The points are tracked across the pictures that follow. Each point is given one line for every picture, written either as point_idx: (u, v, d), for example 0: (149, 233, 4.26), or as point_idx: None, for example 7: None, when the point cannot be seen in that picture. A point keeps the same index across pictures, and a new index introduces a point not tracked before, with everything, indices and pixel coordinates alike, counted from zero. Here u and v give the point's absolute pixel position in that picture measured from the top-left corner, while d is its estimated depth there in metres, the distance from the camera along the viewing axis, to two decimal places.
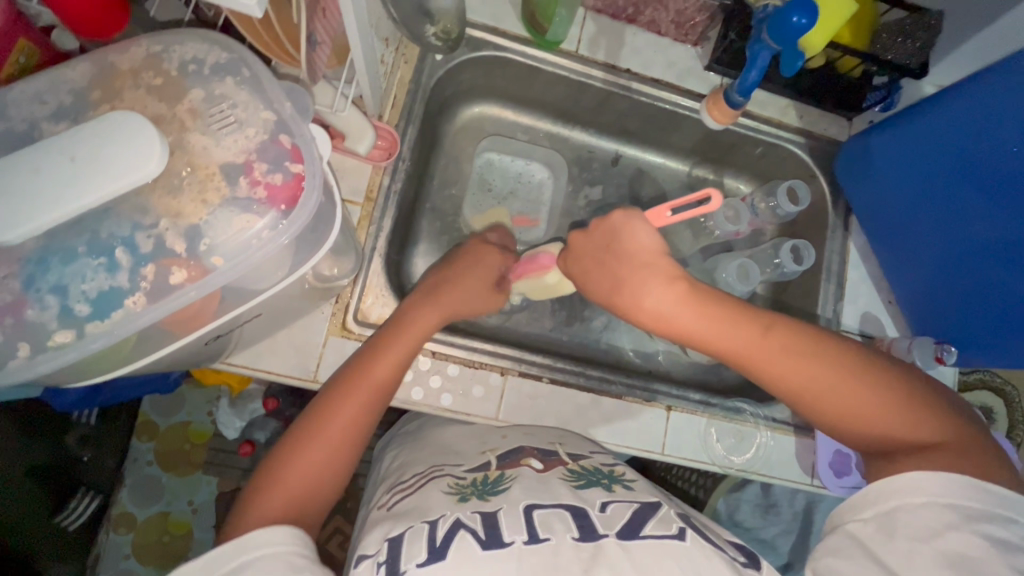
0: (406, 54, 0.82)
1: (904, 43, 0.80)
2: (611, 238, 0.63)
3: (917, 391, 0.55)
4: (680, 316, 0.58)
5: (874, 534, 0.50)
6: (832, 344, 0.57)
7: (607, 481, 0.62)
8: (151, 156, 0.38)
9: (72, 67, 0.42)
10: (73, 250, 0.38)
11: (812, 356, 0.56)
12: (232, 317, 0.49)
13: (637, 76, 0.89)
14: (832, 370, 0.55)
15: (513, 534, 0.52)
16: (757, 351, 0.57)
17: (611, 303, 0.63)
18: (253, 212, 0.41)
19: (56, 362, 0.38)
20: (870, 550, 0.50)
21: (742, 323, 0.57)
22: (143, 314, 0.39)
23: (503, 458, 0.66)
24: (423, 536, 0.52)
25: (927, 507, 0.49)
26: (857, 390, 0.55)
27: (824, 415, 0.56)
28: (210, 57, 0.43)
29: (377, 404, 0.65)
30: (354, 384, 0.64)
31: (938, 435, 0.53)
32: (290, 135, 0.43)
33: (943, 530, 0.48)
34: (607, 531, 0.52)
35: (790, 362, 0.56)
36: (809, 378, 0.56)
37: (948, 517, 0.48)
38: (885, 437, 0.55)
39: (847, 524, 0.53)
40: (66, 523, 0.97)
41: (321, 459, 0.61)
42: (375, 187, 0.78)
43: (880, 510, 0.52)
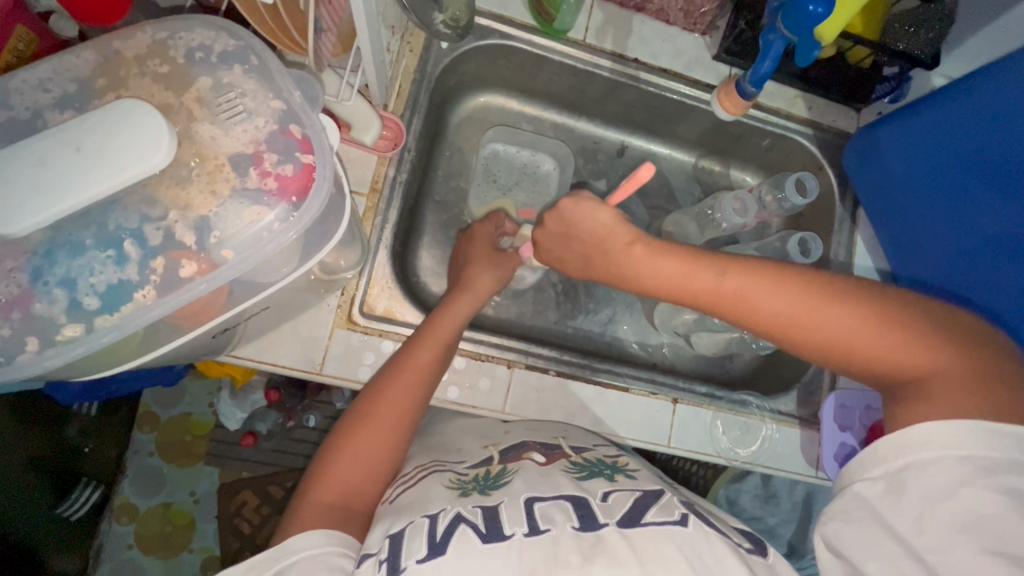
0: (411, 43, 0.81)
1: (916, 34, 0.79)
2: (567, 224, 0.65)
3: (900, 313, 0.53)
4: (649, 271, 0.61)
5: (882, 493, 0.49)
6: (800, 278, 0.55)
7: (609, 472, 0.62)
8: (159, 147, 0.37)
9: (77, 54, 0.41)
10: (80, 242, 0.38)
11: (785, 286, 0.55)
12: (240, 310, 0.48)
13: (644, 66, 0.88)
14: (808, 299, 0.54)
15: (513, 526, 0.51)
16: (729, 289, 0.57)
17: (592, 272, 0.68)
18: (263, 204, 0.40)
19: (65, 357, 0.37)
20: (878, 512, 0.49)
21: (700, 269, 0.58)
22: (153, 307, 0.39)
23: (505, 453, 0.67)
24: (422, 533, 0.51)
25: (938, 463, 0.47)
26: (843, 315, 0.53)
27: (812, 347, 0.55)
28: (218, 44, 0.42)
29: (412, 402, 0.65)
30: (391, 386, 0.65)
31: (940, 358, 0.50)
32: (300, 125, 0.42)
33: (962, 488, 0.46)
34: (608, 520, 0.52)
35: (764, 295, 0.55)
36: (787, 308, 0.55)
37: (961, 473, 0.46)
38: (882, 361, 0.52)
39: (856, 484, 0.52)
40: (68, 514, 0.97)
41: (365, 454, 0.61)
42: (380, 178, 0.77)
43: (892, 469, 0.50)
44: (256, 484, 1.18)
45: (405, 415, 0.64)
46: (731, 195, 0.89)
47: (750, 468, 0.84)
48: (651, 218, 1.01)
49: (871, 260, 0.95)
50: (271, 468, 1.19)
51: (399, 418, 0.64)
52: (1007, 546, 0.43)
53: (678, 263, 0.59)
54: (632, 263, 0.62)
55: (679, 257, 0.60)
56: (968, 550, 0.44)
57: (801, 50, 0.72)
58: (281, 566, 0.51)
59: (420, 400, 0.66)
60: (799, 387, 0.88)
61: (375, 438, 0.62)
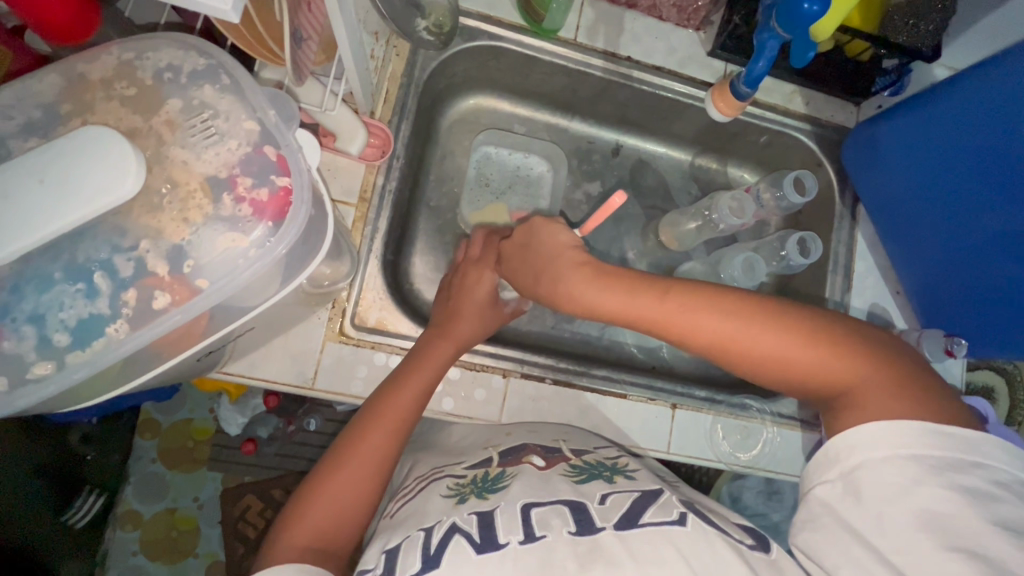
0: (397, 47, 0.79)
1: (916, 25, 0.76)
2: (532, 237, 0.64)
3: (833, 330, 0.53)
4: (593, 296, 0.58)
5: (842, 496, 0.48)
6: (738, 297, 0.55)
7: (608, 474, 0.61)
8: (127, 174, 0.35)
9: (40, 78, 0.39)
10: (48, 276, 0.36)
11: (714, 307, 0.55)
12: (224, 334, 0.47)
13: (637, 64, 0.86)
14: (742, 318, 0.54)
15: (508, 535, 0.50)
16: (661, 312, 0.56)
17: (538, 294, 0.63)
18: (239, 231, 0.39)
19: (36, 395, 0.36)
20: (841, 517, 0.47)
21: (642, 291, 0.57)
22: (126, 341, 0.37)
23: (505, 455, 0.65)
24: (416, 547, 0.51)
25: (890, 462, 0.47)
26: (773, 334, 0.53)
27: (751, 365, 0.55)
28: (187, 64, 0.41)
29: (388, 442, 0.63)
30: (378, 420, 0.64)
31: (860, 370, 0.51)
32: (275, 146, 0.41)
33: (919, 485, 0.45)
34: (605, 524, 0.50)
35: (695, 317, 0.55)
36: (719, 332, 0.54)
37: (913, 472, 0.46)
38: (808, 376, 0.53)
39: (815, 490, 0.51)
40: (73, 522, 0.97)
41: (343, 496, 0.60)
42: (369, 187, 0.75)
43: (845, 472, 0.49)
44: (261, 490, 1.18)
45: (386, 453, 0.63)
46: (727, 194, 0.88)
47: (750, 472, 0.83)
48: (647, 218, 0.99)
49: (873, 257, 0.93)
50: (273, 473, 1.18)
51: (382, 459, 0.63)
52: (968, 541, 0.43)
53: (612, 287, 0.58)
54: (571, 289, 0.59)
55: (612, 281, 0.58)
56: (931, 549, 0.43)
57: (796, 51, 0.70)
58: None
59: (406, 435, 0.65)
60: None
61: (357, 479, 0.61)
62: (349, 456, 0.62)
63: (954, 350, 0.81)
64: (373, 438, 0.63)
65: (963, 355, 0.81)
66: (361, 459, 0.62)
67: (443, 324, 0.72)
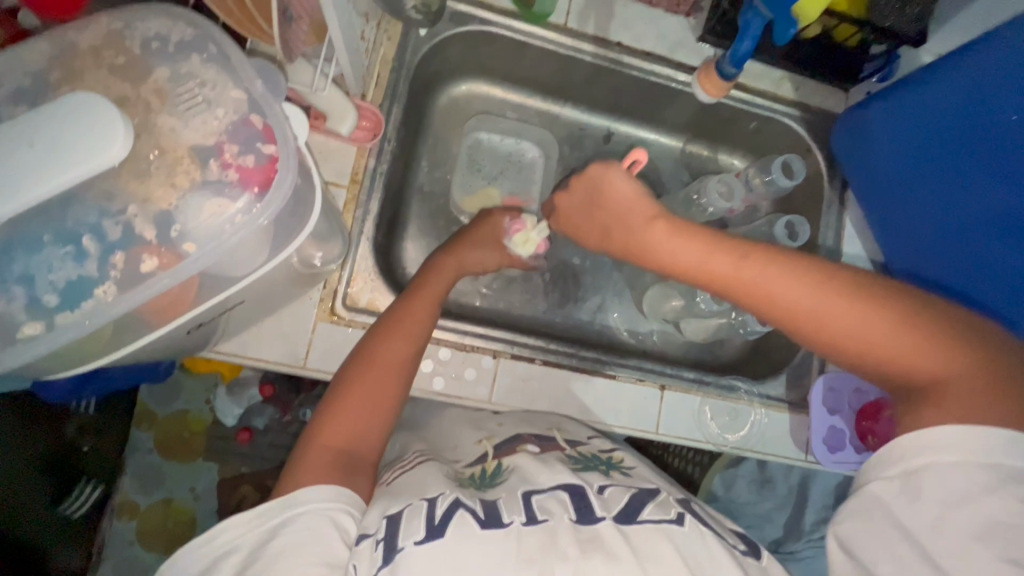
0: (388, 31, 0.79)
1: (902, 11, 0.78)
2: (595, 190, 0.65)
3: (922, 316, 0.51)
4: (669, 249, 0.60)
5: (898, 494, 0.49)
6: (825, 268, 0.54)
7: (604, 467, 0.62)
8: (115, 139, 0.36)
9: (29, 46, 0.40)
10: (38, 238, 0.37)
11: (799, 276, 0.54)
12: (214, 305, 0.48)
13: (628, 49, 0.87)
14: (823, 292, 0.53)
15: (511, 514, 0.51)
16: (741, 274, 0.56)
17: (607, 249, 0.67)
18: (225, 197, 0.40)
19: (25, 356, 0.37)
20: (893, 513, 0.48)
21: (725, 250, 0.58)
22: (116, 303, 0.38)
23: (500, 446, 0.66)
24: (420, 516, 0.50)
25: (956, 468, 0.46)
26: (858, 313, 0.52)
27: (832, 343, 0.54)
28: (175, 33, 0.41)
29: (406, 352, 0.65)
30: (394, 329, 0.66)
31: (946, 363, 0.49)
32: (262, 115, 0.41)
33: (981, 496, 0.45)
34: (606, 514, 0.51)
35: (780, 284, 0.54)
36: (796, 301, 0.54)
37: (983, 480, 0.45)
38: (887, 360, 0.52)
39: (871, 484, 0.51)
40: (70, 512, 0.96)
41: (373, 396, 0.62)
42: (360, 170, 0.76)
43: (906, 470, 0.49)
44: (256, 480, 1.18)
45: (410, 357, 0.65)
46: (716, 178, 0.89)
47: (738, 453, 0.84)
48: None
49: (861, 243, 0.94)
50: (268, 464, 1.19)
51: (406, 364, 0.65)
52: (1021, 553, 0.43)
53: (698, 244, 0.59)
54: (649, 241, 0.61)
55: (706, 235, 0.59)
56: (984, 558, 0.43)
57: (778, 29, 0.70)
58: (280, 520, 0.51)
59: (421, 345, 0.67)
60: (789, 371, 0.88)
61: (382, 384, 0.63)
62: (373, 360, 0.64)
63: None
64: (396, 339, 0.65)
65: None
66: (385, 360, 0.64)
67: (455, 244, 0.76)
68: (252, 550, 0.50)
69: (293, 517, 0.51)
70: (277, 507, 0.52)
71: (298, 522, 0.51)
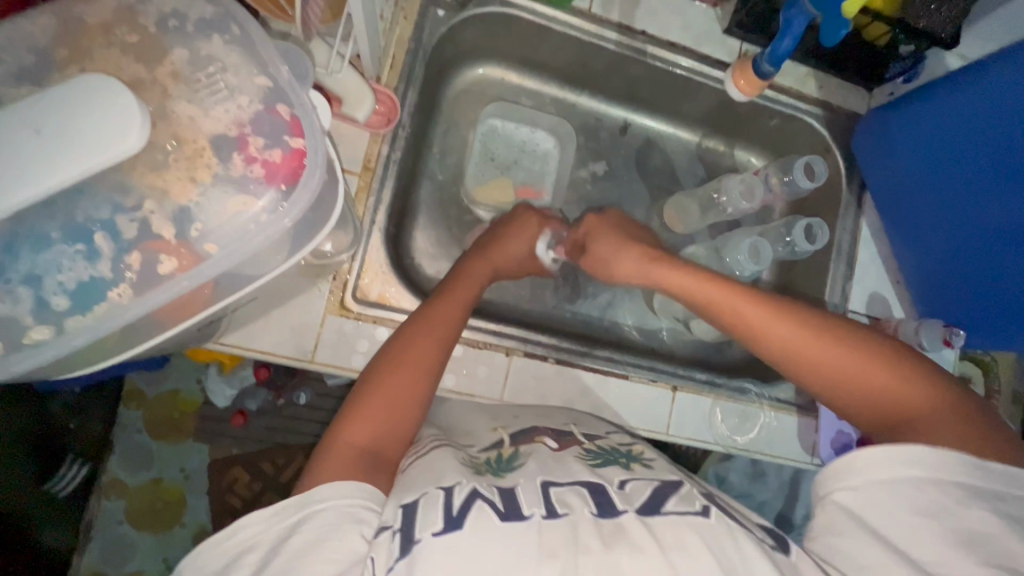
0: (405, 10, 0.75)
1: (938, 10, 0.75)
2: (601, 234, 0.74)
3: (895, 356, 0.55)
4: (665, 276, 0.66)
5: (869, 505, 0.49)
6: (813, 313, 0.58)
7: (625, 460, 0.60)
8: (130, 127, 0.33)
9: (31, 19, 0.36)
10: (45, 236, 0.34)
11: (793, 318, 0.57)
12: (228, 303, 0.45)
13: (652, 39, 0.84)
14: (806, 334, 0.56)
15: (532, 507, 0.48)
16: (744, 311, 0.59)
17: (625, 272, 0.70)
18: (249, 193, 0.37)
19: (33, 361, 0.34)
20: (865, 522, 0.48)
21: (726, 287, 0.61)
22: (130, 307, 0.35)
23: (515, 436, 0.64)
24: (438, 505, 0.48)
25: (927, 483, 0.47)
26: (842, 353, 0.55)
27: (815, 375, 0.57)
28: (194, 11, 0.38)
29: (438, 350, 0.63)
30: (425, 328, 0.64)
31: (936, 400, 0.52)
32: (288, 105, 0.38)
33: (951, 508, 0.46)
34: (628, 507, 0.50)
35: (768, 321, 0.58)
36: (789, 339, 0.57)
37: (955, 495, 0.46)
38: (869, 396, 0.55)
39: (833, 494, 0.52)
40: (56, 490, 0.93)
41: (403, 392, 0.59)
42: (373, 156, 0.72)
43: (869, 480, 0.50)
44: (246, 462, 1.16)
45: (440, 357, 0.63)
46: (737, 177, 0.87)
47: (745, 454, 0.84)
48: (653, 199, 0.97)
49: (875, 247, 0.92)
50: (259, 447, 1.16)
51: (433, 363, 0.62)
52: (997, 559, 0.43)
53: (691, 281, 0.63)
54: (640, 271, 0.68)
55: (690, 269, 0.64)
56: (968, 567, 0.43)
57: (827, 30, 0.68)
58: (304, 513, 0.48)
59: (451, 342, 0.65)
60: None
61: (411, 380, 0.60)
62: (403, 356, 0.61)
63: (953, 340, 0.82)
64: (426, 339, 0.63)
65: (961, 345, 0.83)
66: (416, 358, 0.61)
67: (487, 248, 0.75)
68: (272, 545, 0.47)
69: (311, 512, 0.48)
70: (299, 501, 0.49)
71: (317, 517, 0.48)
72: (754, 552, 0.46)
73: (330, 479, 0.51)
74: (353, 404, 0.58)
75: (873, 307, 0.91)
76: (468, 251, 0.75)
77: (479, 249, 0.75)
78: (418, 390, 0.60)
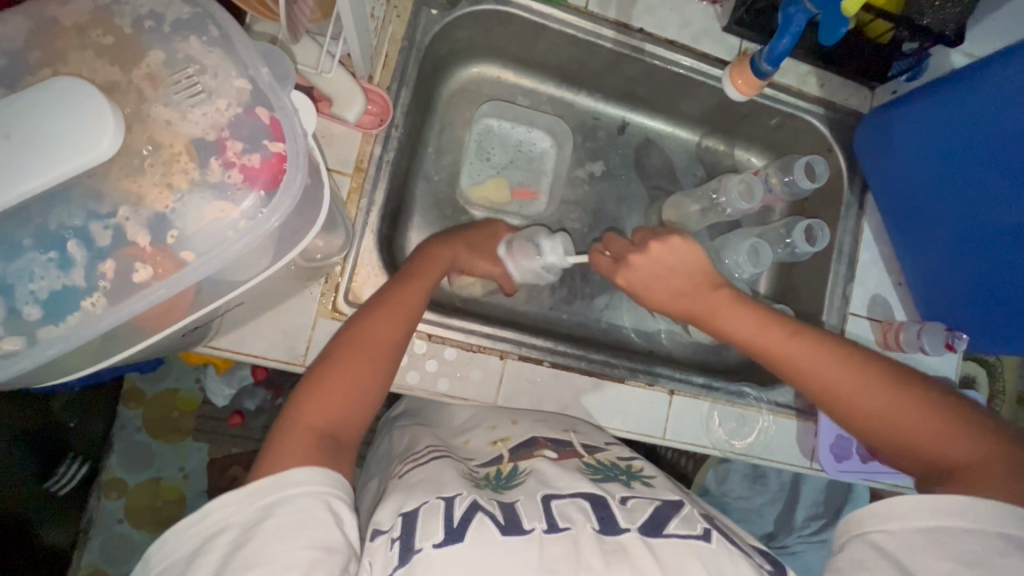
0: (398, 8, 0.74)
1: (943, 7, 0.73)
2: (663, 267, 0.65)
3: (938, 402, 0.55)
4: (719, 314, 0.64)
5: (903, 546, 0.46)
6: (858, 354, 0.59)
7: (626, 478, 0.58)
8: (103, 133, 0.32)
9: (3, 20, 0.35)
10: (17, 243, 0.33)
11: (832, 360, 0.59)
12: (210, 309, 0.44)
13: (650, 37, 0.82)
14: (845, 375, 0.58)
15: (532, 521, 0.48)
16: (786, 350, 0.60)
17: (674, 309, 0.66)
18: (228, 199, 0.36)
19: (3, 373, 0.34)
20: (898, 561, 0.45)
21: (772, 325, 0.62)
22: (104, 316, 0.35)
23: (516, 450, 0.62)
24: (438, 516, 0.48)
25: (971, 532, 0.44)
26: (880, 396, 0.56)
27: (851, 418, 0.58)
28: (171, 12, 0.37)
29: (400, 329, 0.61)
30: (389, 309, 0.62)
31: (982, 449, 0.51)
32: (268, 107, 0.37)
33: (996, 561, 0.43)
34: (630, 526, 0.48)
35: (809, 361, 0.59)
36: (827, 379, 0.58)
37: (998, 544, 0.43)
38: (907, 441, 0.55)
39: (869, 534, 0.48)
40: (55, 489, 0.92)
41: (361, 378, 0.57)
42: (365, 157, 0.71)
43: (908, 526, 0.47)
44: (247, 460, 1.14)
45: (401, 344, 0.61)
46: (737, 177, 0.85)
47: (744, 459, 0.83)
48: (651, 199, 0.96)
49: (877, 248, 0.91)
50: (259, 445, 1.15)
51: (394, 337, 0.60)
52: None
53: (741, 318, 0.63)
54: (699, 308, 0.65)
55: (745, 307, 0.64)
56: None
57: (824, 27, 0.67)
58: (273, 501, 0.46)
59: (415, 317, 0.63)
60: None
61: (370, 365, 0.58)
62: (363, 341, 0.58)
63: (956, 344, 0.82)
64: (387, 317, 0.61)
65: (963, 349, 0.82)
66: (377, 344, 0.59)
67: (456, 240, 0.74)
68: (245, 528, 0.45)
69: (285, 498, 0.46)
70: (268, 485, 0.47)
71: (290, 502, 0.46)
72: None
73: (288, 463, 0.49)
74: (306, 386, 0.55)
75: (873, 310, 0.89)
76: (440, 239, 0.74)
77: (452, 240, 0.74)
78: (378, 376, 0.58)
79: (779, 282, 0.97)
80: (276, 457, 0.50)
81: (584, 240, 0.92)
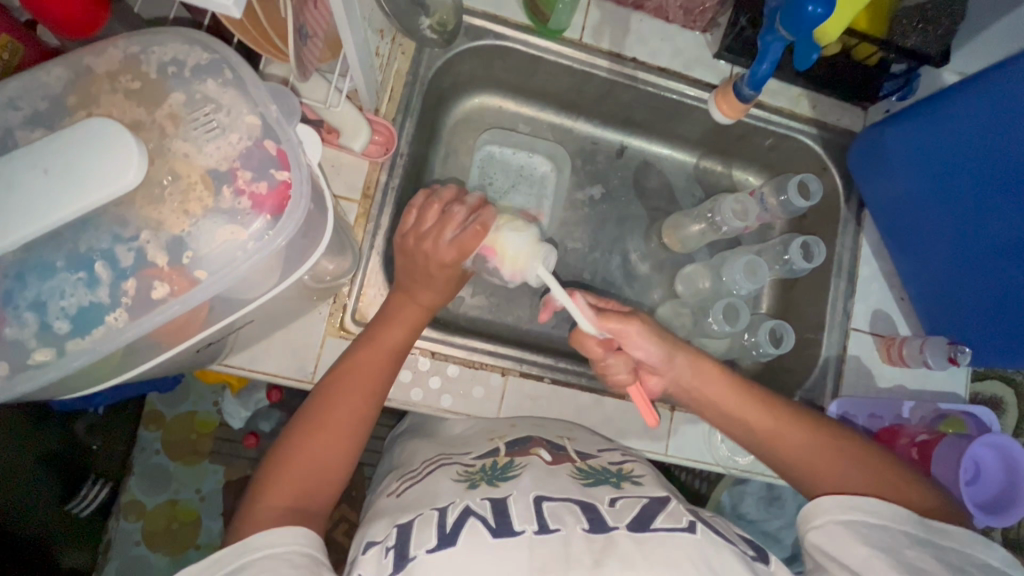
0: (402, 46, 0.79)
1: (924, 30, 0.75)
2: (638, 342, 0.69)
3: (894, 470, 0.60)
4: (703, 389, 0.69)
5: (830, 539, 0.54)
6: (825, 429, 0.65)
7: (615, 479, 0.59)
8: (128, 166, 0.36)
9: (46, 70, 0.40)
10: (50, 264, 0.37)
11: (804, 432, 0.65)
12: (223, 324, 0.48)
13: (643, 65, 0.86)
14: (816, 445, 0.63)
15: (523, 523, 0.49)
16: (765, 420, 0.66)
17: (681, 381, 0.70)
18: (239, 222, 0.40)
19: (37, 380, 0.37)
20: (831, 553, 0.54)
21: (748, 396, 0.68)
22: (126, 330, 0.38)
23: (512, 445, 0.64)
24: (431, 524, 0.50)
25: (883, 527, 0.54)
26: (854, 468, 0.60)
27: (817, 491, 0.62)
28: (190, 58, 0.41)
29: (363, 410, 0.62)
30: (352, 382, 0.62)
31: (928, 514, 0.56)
32: (276, 140, 0.41)
33: (901, 547, 0.52)
34: (618, 523, 0.50)
35: (789, 435, 0.65)
36: (804, 449, 0.64)
37: (903, 539, 0.53)
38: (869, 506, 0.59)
39: (806, 536, 0.57)
40: (76, 511, 0.94)
41: (320, 449, 0.58)
42: (372, 184, 0.76)
43: (835, 520, 0.56)
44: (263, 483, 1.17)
45: (364, 412, 0.62)
46: (732, 197, 0.88)
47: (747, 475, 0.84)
48: (650, 220, 0.99)
49: (877, 263, 0.91)
50: None
51: (358, 419, 0.61)
52: None
53: (725, 389, 0.68)
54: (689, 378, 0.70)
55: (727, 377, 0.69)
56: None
57: (799, 54, 0.70)
58: (240, 563, 0.48)
59: (380, 397, 0.63)
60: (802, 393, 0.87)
61: (331, 434, 0.59)
62: (321, 414, 0.60)
63: (958, 357, 0.82)
64: (346, 393, 0.62)
65: (966, 362, 0.82)
66: (337, 413, 0.60)
67: (408, 276, 0.68)
68: None
69: (248, 561, 0.48)
70: (234, 551, 0.49)
71: (254, 567, 0.48)
72: (737, 568, 0.47)
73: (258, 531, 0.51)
74: (273, 462, 0.58)
75: (877, 325, 0.89)
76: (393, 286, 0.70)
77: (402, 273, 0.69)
78: (341, 441, 0.60)
79: (781, 298, 0.98)
80: (243, 537, 0.51)
81: (585, 260, 0.95)
